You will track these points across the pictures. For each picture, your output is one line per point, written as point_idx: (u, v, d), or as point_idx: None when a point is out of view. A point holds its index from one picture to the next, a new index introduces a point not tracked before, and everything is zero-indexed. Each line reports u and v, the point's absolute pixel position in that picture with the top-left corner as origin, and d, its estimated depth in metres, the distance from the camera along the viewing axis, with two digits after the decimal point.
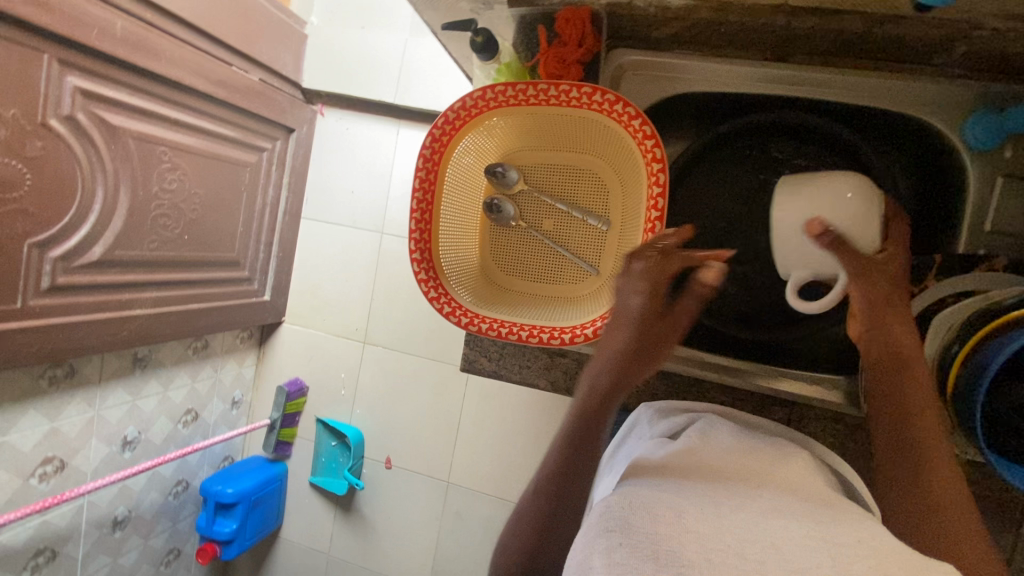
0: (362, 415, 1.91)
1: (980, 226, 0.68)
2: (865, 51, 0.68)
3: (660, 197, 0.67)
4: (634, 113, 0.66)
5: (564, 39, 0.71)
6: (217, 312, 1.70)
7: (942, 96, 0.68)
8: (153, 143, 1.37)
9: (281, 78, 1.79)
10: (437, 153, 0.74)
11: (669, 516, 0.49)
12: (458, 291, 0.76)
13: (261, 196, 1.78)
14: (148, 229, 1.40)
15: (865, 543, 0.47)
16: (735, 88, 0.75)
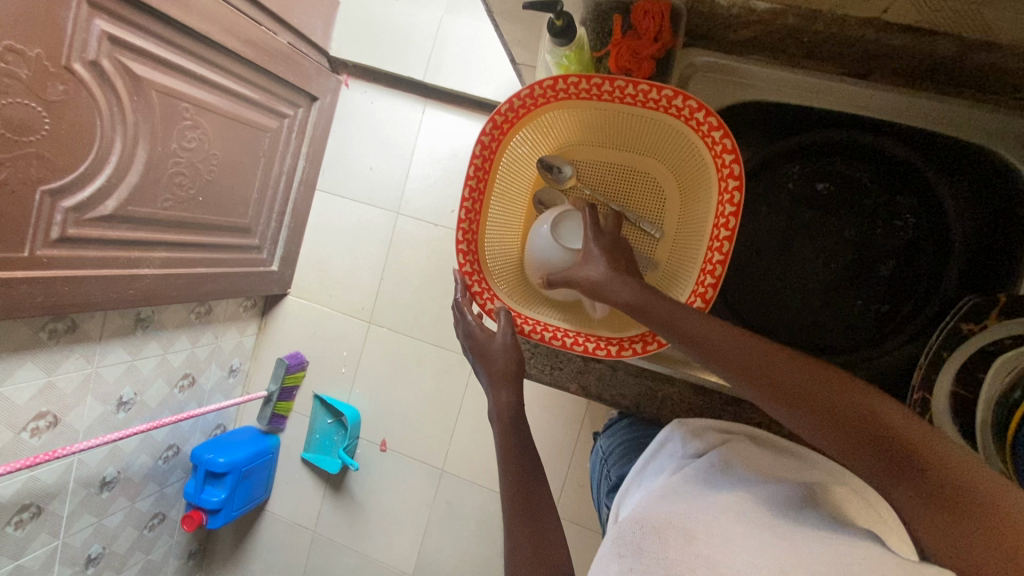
0: (360, 395, 1.88)
1: None
2: (947, 78, 0.66)
3: (732, 217, 0.64)
4: (715, 123, 0.64)
5: (639, 32, 0.67)
6: (225, 278, 1.66)
7: (1019, 131, 0.66)
8: (176, 98, 1.32)
9: (310, 43, 1.73)
10: (496, 141, 0.72)
11: (676, 539, 0.48)
12: (499, 286, 0.77)
13: (278, 164, 1.73)
14: (163, 186, 1.35)
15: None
16: (808, 103, 0.73)
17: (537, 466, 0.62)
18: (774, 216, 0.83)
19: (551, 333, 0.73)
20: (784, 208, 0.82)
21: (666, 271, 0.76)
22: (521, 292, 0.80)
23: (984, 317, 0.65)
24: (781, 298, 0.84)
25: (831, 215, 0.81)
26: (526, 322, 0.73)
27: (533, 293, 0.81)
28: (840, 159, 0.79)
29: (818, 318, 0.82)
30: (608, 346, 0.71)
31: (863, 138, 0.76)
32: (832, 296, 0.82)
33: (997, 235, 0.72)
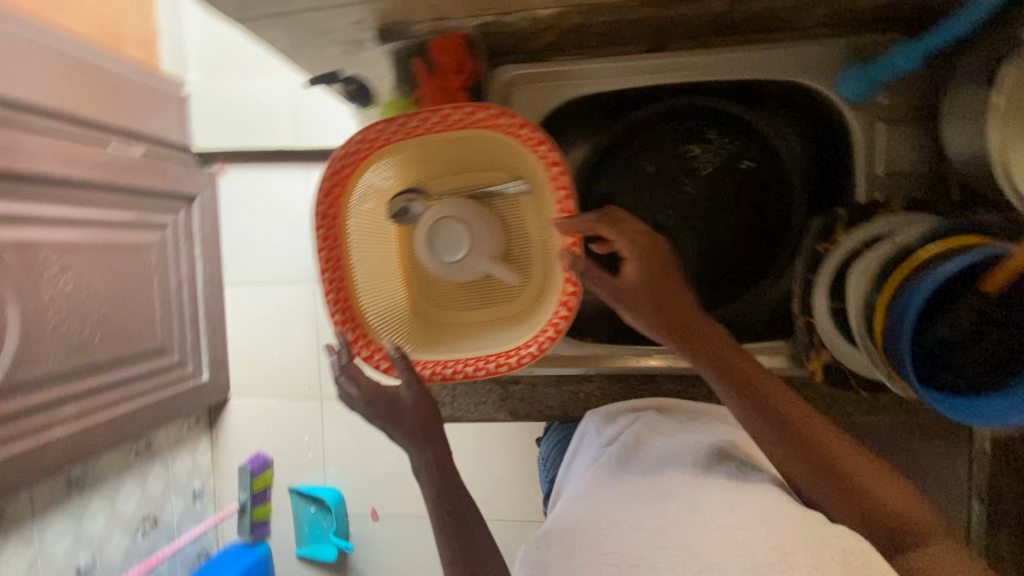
0: (336, 473, 1.80)
1: (875, 173, 0.69)
2: (732, 27, 0.68)
3: (567, 199, 0.62)
4: (520, 122, 0.62)
5: (443, 67, 0.69)
6: (153, 407, 1.57)
7: (814, 56, 0.68)
8: (33, 248, 1.24)
9: (168, 144, 1.66)
10: (333, 207, 0.66)
11: (579, 546, 0.50)
12: (393, 342, 0.71)
13: (174, 274, 1.65)
14: (49, 340, 1.27)
15: (784, 530, 0.47)
16: (619, 83, 0.73)
17: (467, 507, 0.61)
18: (639, 187, 0.80)
19: (453, 368, 0.67)
20: (642, 177, 0.80)
21: (546, 269, 0.73)
22: (418, 339, 0.73)
23: (832, 234, 0.69)
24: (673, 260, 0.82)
25: (695, 171, 0.79)
26: (427, 367, 0.68)
27: (430, 336, 0.75)
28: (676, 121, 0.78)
29: (717, 273, 0.81)
30: (509, 359, 0.66)
31: (694, 102, 0.76)
32: (720, 246, 0.80)
33: (833, 142, 0.74)
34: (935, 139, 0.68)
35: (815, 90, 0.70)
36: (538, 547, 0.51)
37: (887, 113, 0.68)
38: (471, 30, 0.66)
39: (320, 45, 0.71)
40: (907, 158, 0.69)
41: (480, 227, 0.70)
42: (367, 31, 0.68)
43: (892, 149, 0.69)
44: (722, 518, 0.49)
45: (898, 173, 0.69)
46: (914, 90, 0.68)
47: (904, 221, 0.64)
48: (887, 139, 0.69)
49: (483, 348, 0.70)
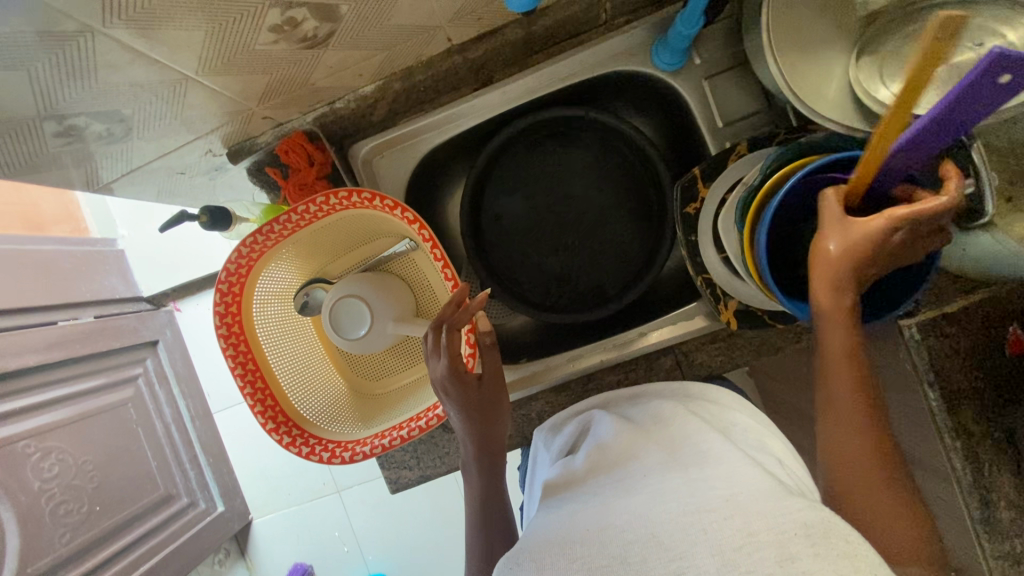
0: (376, 558, 1.74)
1: (715, 126, 0.74)
2: (543, 43, 0.73)
3: (437, 248, 0.66)
4: (369, 196, 0.65)
5: (296, 167, 0.74)
6: (177, 555, 1.52)
7: (623, 45, 0.73)
8: (11, 443, 1.19)
9: (116, 302, 1.64)
10: (233, 325, 0.68)
11: (556, 556, 0.44)
12: (334, 429, 0.72)
13: (159, 420, 1.59)
14: (50, 527, 1.23)
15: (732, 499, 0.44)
16: (467, 123, 0.78)
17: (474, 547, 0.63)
18: (516, 212, 0.85)
19: (390, 436, 0.68)
20: (519, 206, 0.84)
21: None
22: (360, 420, 0.75)
23: (696, 193, 0.72)
24: (578, 261, 0.85)
25: (567, 176, 0.84)
26: (367, 444, 0.68)
27: (372, 413, 0.76)
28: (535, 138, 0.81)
29: (619, 259, 0.84)
30: (438, 411, 0.67)
31: (547, 116, 0.77)
32: (614, 232, 0.84)
33: (674, 110, 0.78)
34: (758, 78, 0.72)
35: (639, 72, 0.75)
36: (508, 568, 0.45)
37: (706, 71, 0.73)
38: (308, 126, 0.72)
39: (187, 180, 0.76)
40: (737, 105, 0.73)
41: (378, 298, 0.72)
42: (221, 157, 0.73)
43: (722, 99, 0.73)
44: (668, 502, 0.46)
45: (734, 120, 0.74)
46: (723, 42, 0.72)
47: (751, 161, 0.68)
48: (714, 93, 0.73)
49: (418, 407, 0.72)
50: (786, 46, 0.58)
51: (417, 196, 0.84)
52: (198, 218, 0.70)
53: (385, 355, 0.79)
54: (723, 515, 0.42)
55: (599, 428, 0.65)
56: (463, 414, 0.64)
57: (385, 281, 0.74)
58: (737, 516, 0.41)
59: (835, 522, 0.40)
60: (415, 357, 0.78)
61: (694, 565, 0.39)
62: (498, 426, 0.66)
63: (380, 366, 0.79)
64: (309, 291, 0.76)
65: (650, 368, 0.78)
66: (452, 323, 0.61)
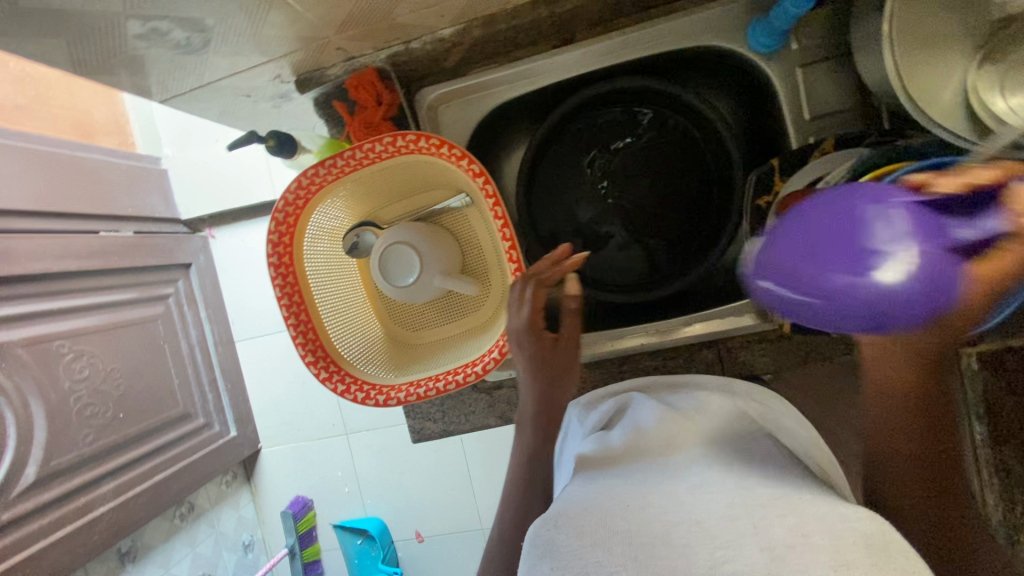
0: (375, 503, 1.79)
1: (801, 119, 0.70)
2: (633, 6, 0.69)
3: (497, 206, 0.63)
4: (437, 142, 0.62)
5: (363, 104, 0.72)
6: (189, 471, 1.57)
7: (717, 18, 0.69)
8: (46, 341, 1.24)
9: (156, 220, 1.65)
10: (284, 255, 0.68)
11: (594, 525, 0.44)
12: (370, 372, 0.72)
13: (185, 341, 1.63)
14: (77, 426, 1.27)
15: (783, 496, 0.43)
16: (541, 82, 0.75)
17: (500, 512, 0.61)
18: (584, 188, 0.82)
19: (425, 386, 0.67)
20: (582, 177, 0.82)
21: (502, 273, 0.74)
22: (395, 367, 0.75)
23: (771, 185, 0.69)
24: (640, 244, 0.82)
25: (641, 156, 0.80)
26: (400, 390, 0.68)
27: (407, 362, 0.76)
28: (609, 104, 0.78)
29: (674, 245, 0.82)
30: (476, 369, 0.66)
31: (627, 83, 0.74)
32: (681, 218, 0.81)
33: (759, 95, 0.74)
34: (858, 74, 0.68)
35: (729, 49, 0.71)
36: (544, 530, 0.45)
37: (801, 59, 0.69)
38: (380, 64, 0.70)
39: (253, 104, 0.76)
40: (828, 99, 0.69)
41: (428, 249, 0.71)
42: (288, 84, 0.72)
43: (815, 91, 0.69)
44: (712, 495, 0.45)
45: (822, 115, 0.69)
46: (825, 30, 0.68)
47: (835, 160, 0.65)
48: (806, 84, 0.69)
49: (453, 363, 0.71)
50: (903, 41, 0.54)
51: (478, 152, 0.82)
52: (266, 141, 0.70)
53: (428, 307, 0.78)
54: (777, 514, 0.41)
55: (638, 411, 0.64)
56: (533, 370, 0.66)
57: (437, 234, 0.74)
58: (796, 519, 0.41)
59: (895, 540, 0.40)
60: (457, 312, 0.78)
61: (741, 556, 0.38)
62: (563, 389, 0.67)
63: (420, 317, 0.79)
64: (359, 230, 0.75)
65: (689, 359, 0.76)
66: (542, 280, 0.64)
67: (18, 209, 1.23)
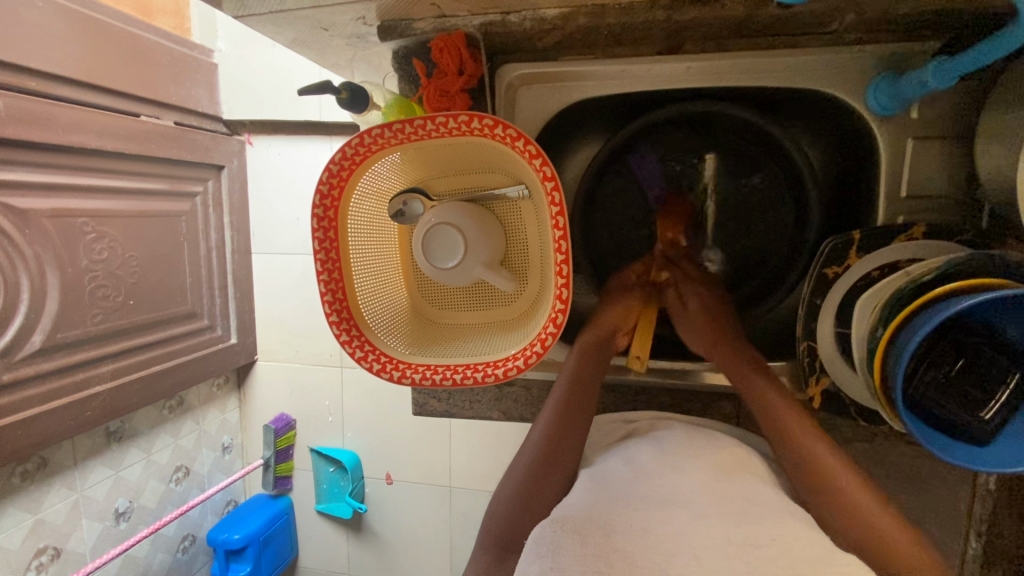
0: (354, 438, 1.74)
1: (896, 195, 0.65)
2: (756, 29, 0.63)
3: (560, 216, 0.59)
4: (515, 134, 0.58)
5: (443, 69, 0.67)
6: (185, 368, 1.57)
7: (837, 64, 0.64)
8: (71, 216, 1.23)
9: (198, 114, 1.59)
10: (330, 209, 0.65)
11: (596, 537, 0.45)
12: (387, 343, 0.70)
13: (203, 242, 1.62)
14: (88, 304, 1.28)
15: (780, 541, 0.44)
16: (634, 88, 0.70)
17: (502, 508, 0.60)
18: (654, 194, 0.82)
19: (442, 374, 0.65)
20: (641, 198, 0.82)
21: (543, 274, 0.71)
22: (415, 342, 0.73)
23: (844, 258, 0.66)
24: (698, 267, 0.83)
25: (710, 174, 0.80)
26: (417, 370, 0.66)
27: (428, 340, 0.74)
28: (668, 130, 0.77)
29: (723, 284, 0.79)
30: (496, 371, 0.64)
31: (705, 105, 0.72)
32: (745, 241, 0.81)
33: (850, 153, 0.70)
34: (972, 163, 0.62)
35: (843, 102, 0.66)
36: (552, 531, 0.47)
37: (917, 130, 0.63)
38: (471, 30, 0.65)
39: (330, 40, 0.72)
40: (933, 181, 0.64)
41: (475, 235, 0.68)
42: (370, 27, 0.66)
43: (919, 169, 0.64)
44: (708, 528, 0.46)
45: (921, 196, 0.65)
46: (953, 107, 0.62)
47: (923, 250, 0.61)
48: (914, 157, 0.64)
49: (474, 355, 0.69)
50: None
51: (547, 142, 0.78)
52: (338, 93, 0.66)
53: (458, 291, 0.76)
54: (774, 555, 0.42)
55: (649, 437, 0.64)
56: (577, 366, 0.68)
57: (488, 223, 0.71)
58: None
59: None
60: (487, 302, 0.76)
61: None
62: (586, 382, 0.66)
63: (450, 299, 0.77)
64: (405, 196, 0.72)
65: (707, 406, 0.75)
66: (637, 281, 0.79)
67: (65, 77, 1.20)
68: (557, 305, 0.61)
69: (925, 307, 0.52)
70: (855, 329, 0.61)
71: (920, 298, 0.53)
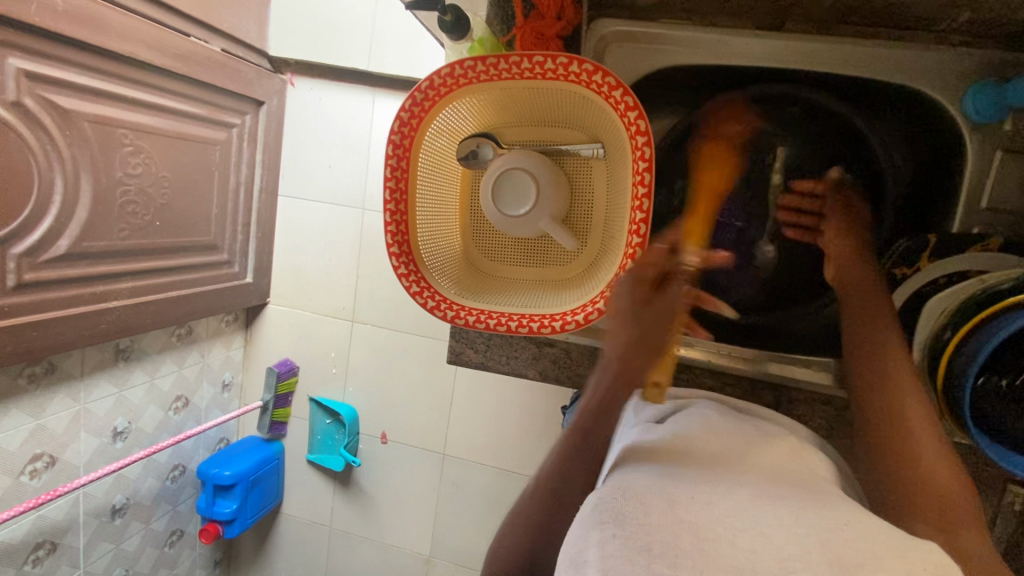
0: (355, 392, 1.74)
1: (976, 204, 0.64)
2: (864, 15, 0.63)
3: (647, 172, 0.58)
4: (614, 83, 0.58)
5: (541, 11, 0.66)
6: (199, 298, 1.55)
7: (937, 64, 0.64)
8: (110, 125, 1.21)
9: (245, 45, 1.56)
10: (407, 138, 0.64)
11: (659, 511, 0.43)
12: (441, 283, 0.69)
13: (233, 175, 1.59)
14: (116, 217, 1.26)
15: (852, 525, 0.43)
16: (728, 62, 0.69)
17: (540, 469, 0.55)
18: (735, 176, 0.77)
19: (497, 319, 0.65)
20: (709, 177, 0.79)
21: (605, 237, 0.71)
22: (466, 287, 0.72)
23: (914, 260, 0.66)
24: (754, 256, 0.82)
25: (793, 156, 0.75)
26: (471, 313, 0.66)
27: (479, 287, 0.73)
28: (767, 106, 0.72)
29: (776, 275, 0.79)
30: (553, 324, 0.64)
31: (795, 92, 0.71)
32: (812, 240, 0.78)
33: (929, 162, 0.70)
34: None
35: (935, 105, 0.65)
36: (610, 500, 0.45)
37: (1010, 141, 0.62)
38: None
39: None
40: (1017, 196, 0.63)
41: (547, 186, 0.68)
42: None
43: (1003, 183, 0.63)
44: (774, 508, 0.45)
45: (1001, 209, 0.64)
46: None
47: (996, 262, 0.60)
48: (1000, 170, 0.63)
49: (528, 306, 0.68)
50: None
51: None
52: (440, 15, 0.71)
53: (514, 242, 0.76)
54: (847, 537, 0.41)
55: (699, 417, 0.62)
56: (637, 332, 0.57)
57: (558, 178, 0.71)
58: None
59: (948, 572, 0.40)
60: (543, 259, 0.75)
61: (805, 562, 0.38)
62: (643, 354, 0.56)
63: (505, 250, 0.76)
64: (477, 140, 0.71)
65: (747, 393, 0.74)
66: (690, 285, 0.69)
67: None
68: (628, 264, 0.60)
69: (993, 316, 0.52)
70: (918, 334, 0.62)
71: (990, 307, 0.53)
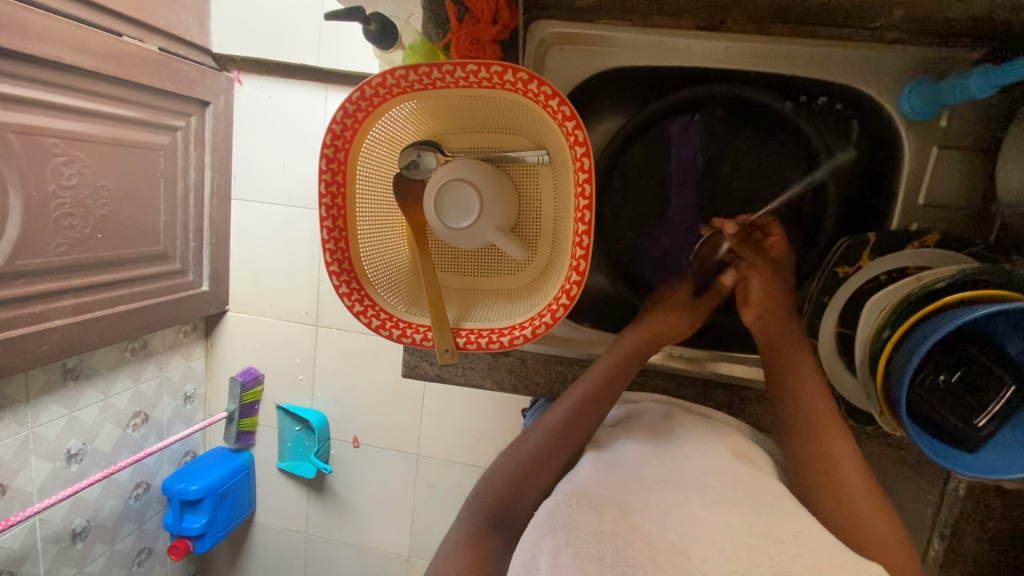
0: (323, 398, 1.70)
1: (914, 202, 0.66)
2: (800, 15, 0.62)
3: (587, 183, 0.57)
4: (550, 92, 0.56)
5: (476, 15, 0.64)
6: (153, 310, 1.49)
7: (875, 62, 0.64)
8: (39, 135, 1.14)
9: (185, 43, 1.48)
10: (341, 151, 0.62)
11: (614, 516, 0.44)
12: (386, 299, 0.67)
13: (180, 180, 1.52)
14: (52, 231, 1.19)
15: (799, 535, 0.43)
16: (671, 62, 0.69)
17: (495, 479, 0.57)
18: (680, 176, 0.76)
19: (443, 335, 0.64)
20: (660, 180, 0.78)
21: (554, 245, 0.70)
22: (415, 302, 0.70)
23: (857, 259, 0.67)
24: None
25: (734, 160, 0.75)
26: (418, 330, 0.64)
27: None
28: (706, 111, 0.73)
29: None
30: (500, 338, 0.63)
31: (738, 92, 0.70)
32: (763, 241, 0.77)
33: (870, 160, 0.71)
34: (988, 179, 0.64)
35: (874, 104, 0.66)
36: (566, 505, 0.46)
37: (943, 138, 0.64)
38: None
39: None
40: (950, 192, 0.65)
41: (490, 197, 0.67)
42: None
43: (938, 180, 0.65)
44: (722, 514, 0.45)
45: (936, 205, 0.66)
46: (977, 120, 0.64)
47: (936, 259, 0.61)
48: (935, 167, 0.65)
49: (477, 320, 0.67)
50: None
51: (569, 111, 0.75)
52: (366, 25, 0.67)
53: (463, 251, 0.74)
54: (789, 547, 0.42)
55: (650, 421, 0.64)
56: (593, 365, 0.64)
57: (503, 187, 0.69)
58: None
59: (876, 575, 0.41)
60: (493, 269, 0.73)
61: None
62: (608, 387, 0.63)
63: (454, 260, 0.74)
64: (417, 149, 0.69)
65: (702, 393, 0.75)
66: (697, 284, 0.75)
67: None
68: (574, 277, 0.59)
69: (930, 316, 0.53)
70: (861, 330, 0.61)
71: (931, 303, 0.53)
